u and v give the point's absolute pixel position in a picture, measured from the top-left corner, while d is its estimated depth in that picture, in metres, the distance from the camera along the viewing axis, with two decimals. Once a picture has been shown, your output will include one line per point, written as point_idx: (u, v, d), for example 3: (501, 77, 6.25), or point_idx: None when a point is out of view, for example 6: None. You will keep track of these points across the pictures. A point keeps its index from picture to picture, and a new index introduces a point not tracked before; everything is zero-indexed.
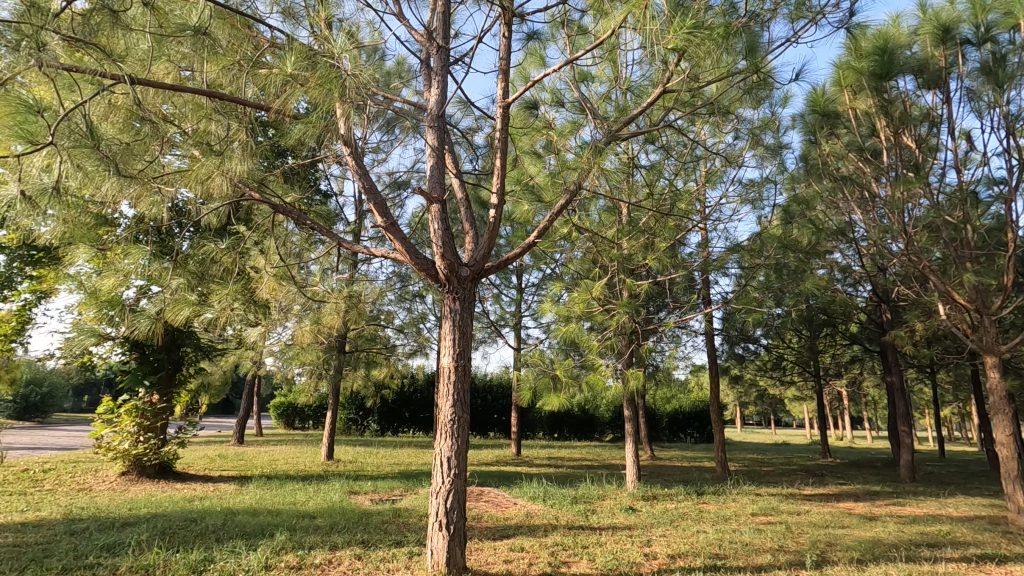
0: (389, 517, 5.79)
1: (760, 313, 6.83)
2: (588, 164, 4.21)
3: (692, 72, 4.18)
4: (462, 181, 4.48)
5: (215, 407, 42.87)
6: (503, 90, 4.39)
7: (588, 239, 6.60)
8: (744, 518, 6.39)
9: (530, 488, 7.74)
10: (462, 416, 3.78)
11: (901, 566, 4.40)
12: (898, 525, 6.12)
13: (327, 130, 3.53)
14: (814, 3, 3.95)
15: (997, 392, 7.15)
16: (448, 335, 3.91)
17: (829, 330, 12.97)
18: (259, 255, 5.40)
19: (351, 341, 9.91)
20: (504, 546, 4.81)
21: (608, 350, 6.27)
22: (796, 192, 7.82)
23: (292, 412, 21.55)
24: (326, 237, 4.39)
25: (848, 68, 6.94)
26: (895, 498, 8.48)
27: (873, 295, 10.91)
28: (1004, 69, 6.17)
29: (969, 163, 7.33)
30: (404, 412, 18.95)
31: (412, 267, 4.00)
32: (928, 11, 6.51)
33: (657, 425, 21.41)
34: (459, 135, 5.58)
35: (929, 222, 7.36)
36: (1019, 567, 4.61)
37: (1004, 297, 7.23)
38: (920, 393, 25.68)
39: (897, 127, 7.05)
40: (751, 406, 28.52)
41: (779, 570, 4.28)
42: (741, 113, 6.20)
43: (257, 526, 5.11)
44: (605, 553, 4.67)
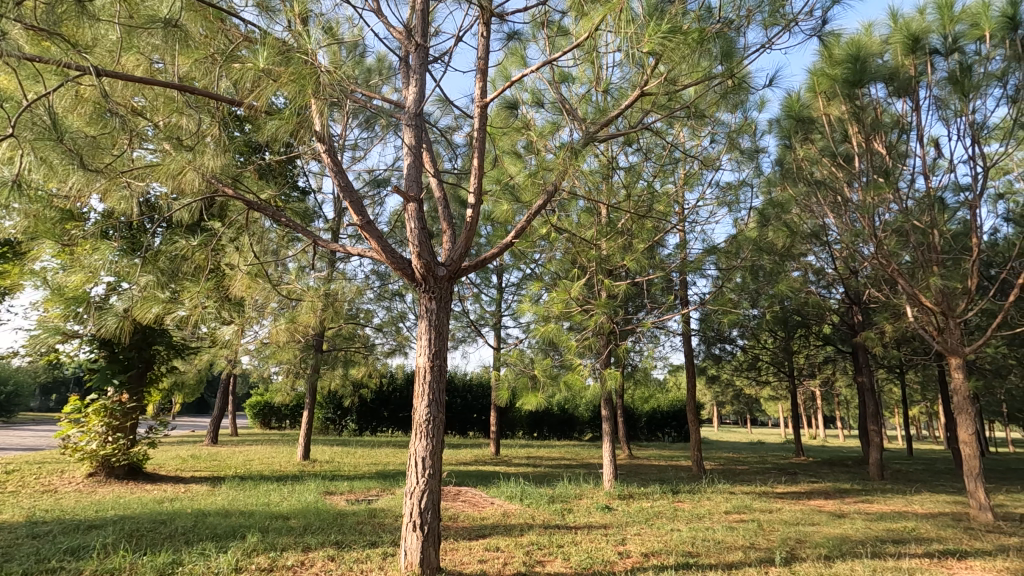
0: (364, 517, 5.75)
1: (735, 314, 6.94)
2: (566, 165, 4.23)
3: (669, 76, 4.22)
4: (440, 180, 4.46)
5: (189, 407, 42.06)
6: (481, 90, 4.39)
7: (567, 239, 6.63)
8: (718, 516, 6.48)
9: (508, 487, 7.74)
10: (437, 416, 3.76)
11: (866, 562, 4.50)
12: (865, 522, 6.28)
13: (302, 126, 3.50)
14: (787, 11, 4.03)
15: (961, 392, 7.37)
16: (424, 335, 3.89)
17: (803, 331, 13.24)
18: (235, 251, 5.29)
19: (329, 339, 9.81)
20: (480, 546, 4.81)
21: (586, 350, 6.30)
22: (772, 196, 7.95)
23: (269, 412, 21.26)
24: (300, 235, 4.33)
25: (822, 75, 7.09)
26: (864, 496, 8.69)
27: (845, 297, 11.16)
28: (969, 79, 6.36)
29: (937, 170, 7.54)
30: (383, 412, 18.83)
31: (389, 267, 3.97)
32: (899, 21, 6.67)
33: (636, 424, 21.60)
34: (438, 134, 5.58)
35: (898, 226, 7.55)
36: (979, 562, 4.76)
37: (968, 300, 7.46)
38: (890, 393, 26.39)
39: (868, 133, 7.22)
40: (728, 405, 28.97)
41: (749, 568, 4.34)
42: (718, 117, 6.28)
43: (228, 528, 5.02)
44: (580, 552, 4.69)
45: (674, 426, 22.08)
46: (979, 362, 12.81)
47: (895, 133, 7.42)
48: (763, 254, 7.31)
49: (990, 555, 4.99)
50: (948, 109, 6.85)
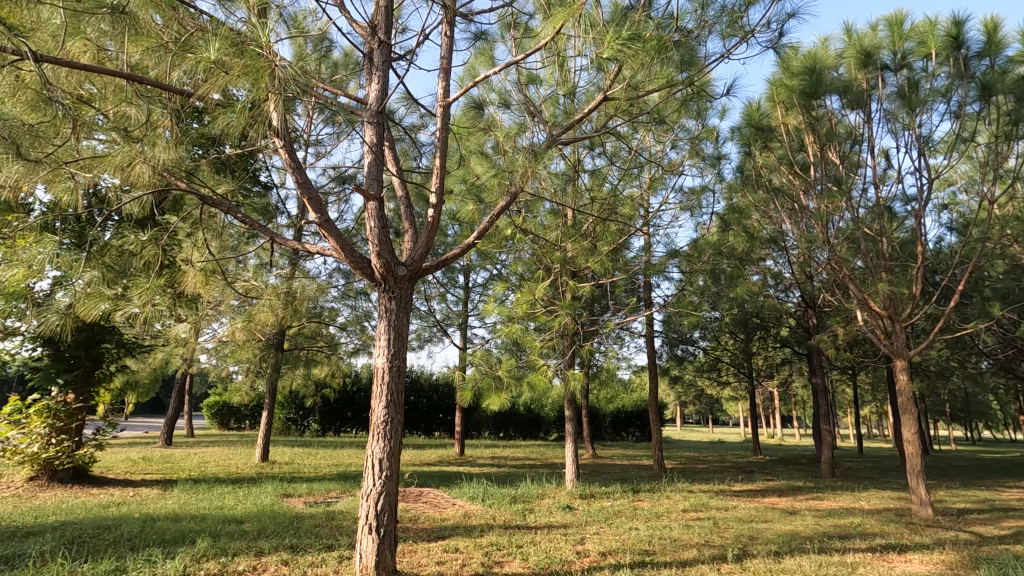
0: (322, 519, 5.65)
1: (695, 316, 7.12)
2: (528, 167, 4.24)
3: (633, 82, 4.30)
4: (403, 179, 4.40)
5: (144, 406, 40.51)
6: (444, 89, 4.35)
7: (533, 241, 6.64)
8: (676, 515, 6.60)
9: (470, 488, 7.73)
10: (395, 417, 3.71)
11: (813, 558, 4.67)
12: (815, 518, 6.51)
13: (254, 122, 3.43)
14: (746, 23, 4.14)
15: (905, 393, 7.72)
16: (383, 335, 3.83)
17: (762, 333, 13.63)
18: (194, 246, 5.12)
19: (290, 338, 9.58)
20: (439, 547, 4.78)
21: (550, 350, 6.33)
22: (732, 201, 8.16)
23: (227, 412, 20.67)
24: (258, 232, 4.18)
25: (780, 85, 7.33)
26: (815, 493, 9.02)
27: (801, 301, 11.50)
28: (917, 95, 6.66)
29: (887, 180, 7.87)
30: (347, 412, 18.52)
31: (348, 265, 3.91)
32: (852, 36, 6.92)
33: (601, 424, 21.84)
34: (402, 132, 5.55)
35: (850, 233, 7.85)
36: (917, 555, 4.99)
37: (913, 305, 7.81)
38: (843, 394, 27.42)
39: (823, 143, 7.50)
40: (690, 405, 29.62)
41: (702, 565, 4.45)
42: (681, 123, 6.41)
43: (177, 532, 4.86)
44: (538, 552, 4.72)
45: (637, 426, 22.44)
46: (924, 364, 13.43)
47: (849, 144, 7.70)
48: (723, 258, 7.50)
49: (927, 548, 5.24)
50: (897, 122, 7.14)
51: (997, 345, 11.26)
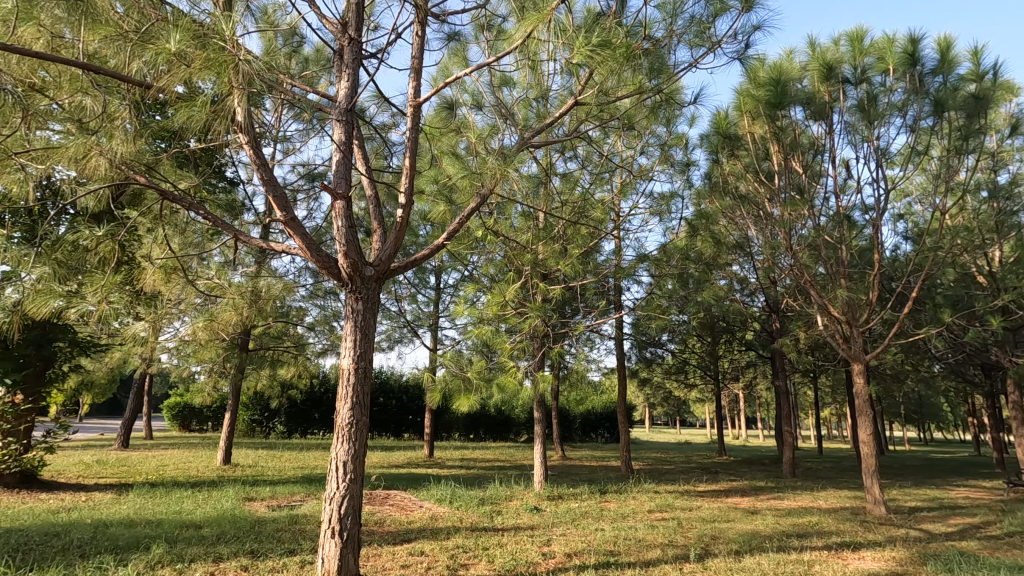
0: (284, 524, 5.55)
1: (664, 320, 7.33)
2: (498, 169, 4.25)
3: (604, 88, 4.37)
4: (372, 178, 4.34)
5: (101, 407, 39.06)
6: (414, 90, 4.30)
7: (504, 244, 6.64)
8: (641, 515, 6.70)
9: (438, 490, 7.68)
10: (360, 420, 3.65)
11: (772, 557, 4.79)
12: (775, 518, 6.69)
13: (216, 117, 3.35)
14: (713, 34, 4.24)
15: (862, 396, 7.99)
16: (349, 336, 3.78)
17: (727, 337, 13.93)
18: (155, 243, 4.96)
19: (255, 338, 9.35)
20: (404, 550, 4.74)
21: (520, 352, 6.34)
22: (701, 207, 8.31)
23: (188, 413, 20.05)
24: (222, 230, 4.04)
25: (747, 95, 7.52)
26: (776, 493, 9.26)
27: (766, 305, 11.79)
28: (875, 109, 6.92)
29: (847, 190, 8.14)
30: (314, 413, 18.17)
31: (314, 265, 3.83)
32: (816, 49, 7.14)
33: (571, 426, 21.98)
34: (373, 131, 5.50)
35: (812, 240, 8.11)
36: (870, 552, 5.17)
37: (869, 311, 8.09)
38: (805, 396, 28.23)
39: (786, 152, 7.72)
40: (659, 407, 30.05)
41: (665, 565, 4.52)
42: (652, 129, 6.51)
43: (131, 538, 4.70)
44: (504, 554, 4.72)
45: (607, 427, 22.68)
46: (881, 368, 13.92)
47: (811, 154, 7.94)
48: (691, 263, 7.64)
49: (879, 545, 5.44)
50: (857, 134, 7.39)
51: (948, 349, 11.75)
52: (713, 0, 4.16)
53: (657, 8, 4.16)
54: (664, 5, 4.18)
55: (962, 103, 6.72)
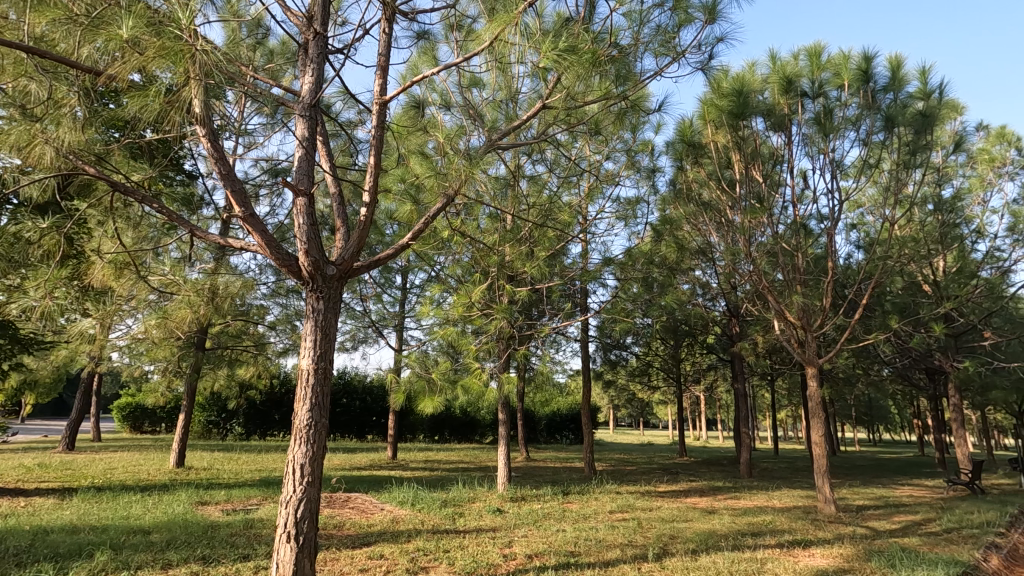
0: (239, 528, 5.39)
1: (627, 323, 7.43)
2: (465, 171, 4.25)
3: (571, 92, 4.40)
4: (336, 176, 4.25)
5: (45, 408, 37.23)
6: (381, 87, 4.22)
7: (471, 245, 6.63)
8: (602, 516, 6.77)
9: (400, 492, 7.59)
10: (318, 422, 3.57)
11: (727, 555, 4.91)
12: (731, 517, 6.86)
13: (169, 108, 3.24)
14: (678, 44, 4.32)
15: (814, 398, 8.28)
16: (309, 335, 3.69)
17: (690, 340, 14.23)
18: (105, 236, 4.76)
19: (212, 337, 9.05)
20: (363, 554, 4.67)
21: (485, 354, 6.33)
22: (665, 213, 8.46)
23: (140, 414, 19.28)
24: (177, 224, 3.76)
25: (711, 105, 7.71)
26: (733, 492, 9.49)
27: (726, 310, 12.08)
28: (830, 122, 7.20)
29: (804, 200, 8.43)
30: (275, 414, 17.73)
31: (273, 263, 3.73)
32: (777, 62, 7.36)
33: (536, 427, 22.05)
34: (339, 127, 5.42)
35: (770, 247, 8.37)
36: (819, 550, 5.36)
37: (823, 317, 8.39)
38: (762, 398, 29.11)
39: (748, 161, 7.96)
40: (623, 408, 30.44)
41: (624, 565, 4.59)
42: (619, 135, 6.60)
43: (72, 545, 4.49)
44: (465, 556, 4.70)
45: (571, 429, 22.88)
46: (834, 371, 14.45)
47: (771, 164, 8.21)
48: (655, 267, 7.78)
49: (828, 543, 5.65)
50: (814, 146, 7.66)
51: (895, 354, 12.30)
52: (678, 10, 4.24)
53: (623, 16, 4.21)
54: (631, 13, 4.24)
55: (911, 119, 7.05)
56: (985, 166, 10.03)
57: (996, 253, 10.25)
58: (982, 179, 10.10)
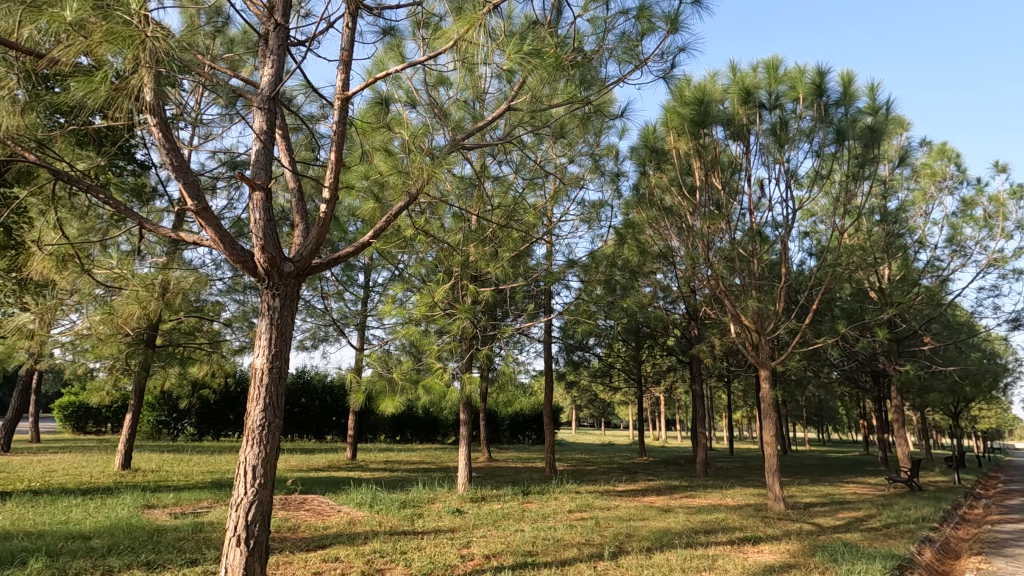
0: (187, 532, 5.21)
1: (589, 324, 7.52)
2: (429, 169, 4.24)
3: (537, 95, 4.44)
4: (295, 170, 4.15)
5: None
6: (344, 82, 4.15)
7: (435, 244, 6.59)
8: (561, 515, 6.83)
9: (358, 493, 7.48)
10: (273, 422, 3.48)
11: (680, 552, 5.05)
12: (686, 515, 7.03)
13: (117, 96, 3.10)
14: (641, 51, 4.41)
15: (767, 400, 8.56)
16: (264, 334, 3.58)
17: (650, 342, 14.53)
18: (47, 226, 4.53)
19: (163, 333, 8.70)
20: (318, 557, 4.58)
21: (447, 353, 6.30)
22: (629, 216, 8.60)
23: (84, 413, 18.37)
24: (126, 217, 3.55)
25: (673, 112, 7.89)
26: (689, 491, 9.73)
27: (686, 313, 12.37)
28: (785, 134, 7.48)
29: (760, 207, 8.70)
30: (229, 414, 17.23)
31: (227, 259, 3.62)
32: (737, 74, 7.57)
33: (498, 427, 22.08)
34: (300, 121, 5.32)
35: (728, 253, 8.63)
36: (767, 546, 5.56)
37: (776, 321, 8.70)
38: (719, 399, 29.97)
39: (708, 168, 8.17)
40: (585, 409, 30.79)
41: (580, 563, 4.65)
42: (585, 139, 6.69)
43: (3, 553, 4.25)
44: (422, 557, 4.68)
45: (533, 429, 23.05)
46: (786, 373, 15.00)
47: (730, 172, 8.47)
48: (617, 270, 7.89)
49: (776, 539, 5.86)
50: (770, 155, 7.93)
51: (843, 357, 12.84)
52: (642, 19, 4.32)
53: (588, 21, 4.28)
54: (596, 19, 4.31)
55: (860, 133, 7.37)
56: (927, 180, 10.60)
57: (935, 262, 10.84)
58: (924, 192, 10.67)
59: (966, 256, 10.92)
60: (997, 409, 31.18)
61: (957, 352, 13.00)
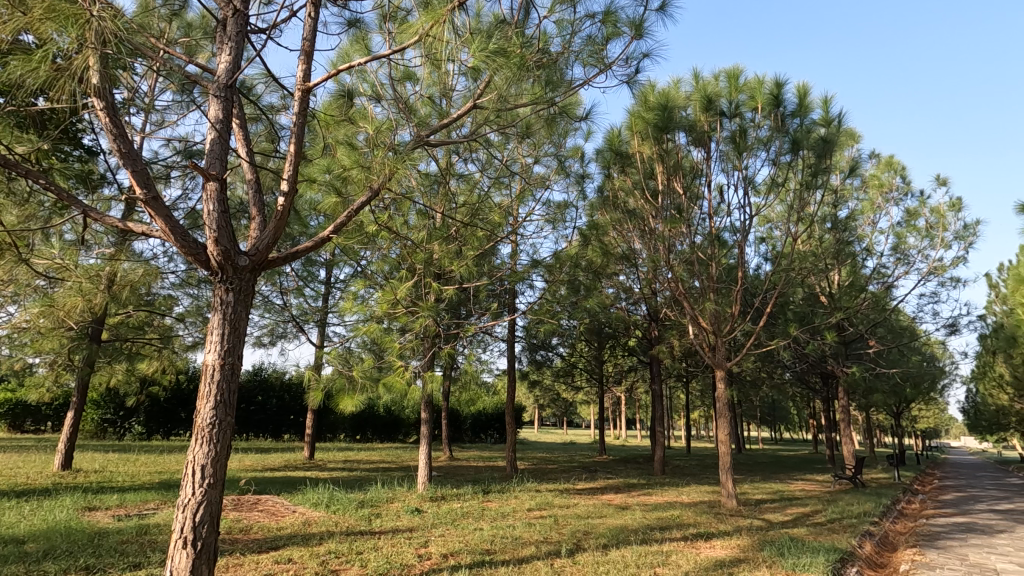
0: (130, 535, 5.00)
1: (552, 324, 7.57)
2: (392, 164, 4.19)
3: (503, 94, 4.43)
4: (253, 162, 4.02)
5: None
6: (305, 73, 4.05)
7: (398, 241, 6.49)
8: (520, 514, 6.86)
9: (315, 493, 7.32)
10: (224, 420, 3.37)
11: (635, 549, 5.13)
12: (642, 512, 7.17)
13: (59, 76, 2.96)
14: (606, 55, 4.46)
15: (722, 400, 8.80)
16: (216, 329, 3.46)
17: (612, 342, 14.74)
18: None
19: (109, 328, 8.32)
20: (270, 559, 4.47)
21: (409, 352, 6.23)
22: (593, 218, 8.71)
23: (21, 411, 17.39)
24: (69, 204, 3.34)
25: (637, 117, 8.02)
26: (646, 489, 9.92)
27: (647, 314, 12.60)
28: (743, 142, 7.70)
29: (720, 213, 8.94)
30: (181, 413, 16.61)
31: (178, 252, 3.48)
32: (699, 81, 7.75)
33: (461, 426, 22.04)
34: (261, 112, 5.20)
35: (688, 256, 8.82)
36: (719, 541, 5.72)
37: (732, 323, 8.95)
38: (677, 399, 30.69)
39: (670, 173, 8.33)
40: (547, 408, 30.98)
41: (537, 561, 4.67)
42: (551, 140, 6.73)
43: None
44: (379, 557, 4.63)
45: (496, 428, 23.08)
46: (742, 374, 15.47)
47: (691, 177, 8.65)
48: (580, 271, 7.97)
49: (727, 535, 6.04)
50: (729, 162, 8.16)
51: (795, 359, 13.32)
52: (607, 23, 4.36)
53: (554, 23, 4.30)
54: (563, 21, 4.33)
55: (814, 144, 7.66)
56: (875, 191, 11.11)
57: (882, 269, 11.36)
58: (872, 203, 11.17)
59: (910, 264, 11.49)
60: (934, 409, 33.00)
61: (899, 355, 13.69)
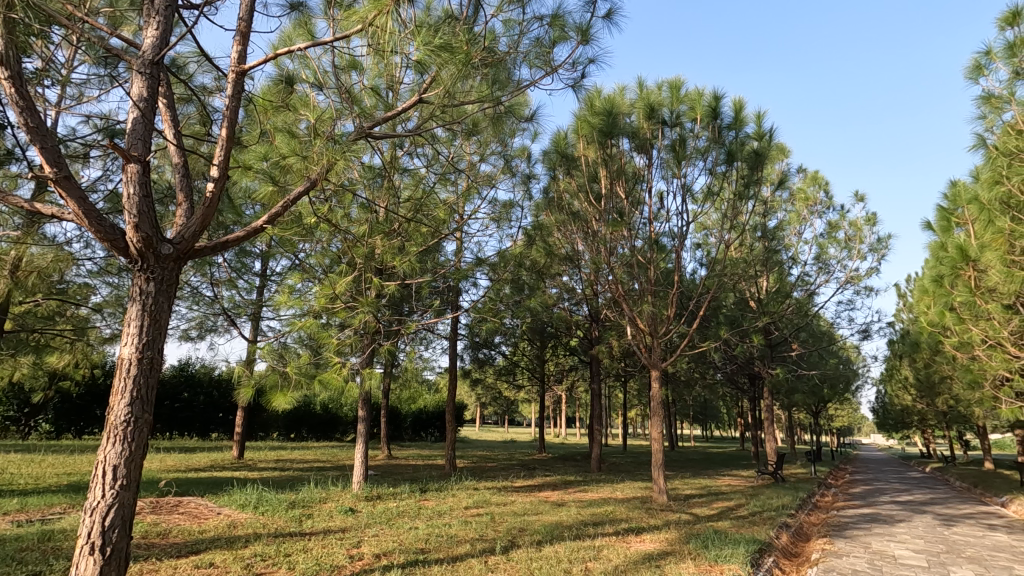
0: (31, 542, 4.61)
1: (494, 322, 7.56)
2: (332, 155, 4.10)
3: (449, 89, 4.39)
4: (181, 145, 3.80)
5: None
6: (240, 54, 3.86)
7: (338, 234, 6.28)
8: (456, 512, 6.84)
9: (243, 494, 7.00)
10: (140, 417, 3.17)
11: (568, 544, 5.24)
12: (578, 509, 7.33)
13: None
14: (552, 59, 4.52)
15: (657, 398, 9.09)
16: (134, 321, 3.24)
17: (554, 342, 14.95)
18: None
19: (14, 318, 7.62)
20: (189, 564, 4.24)
21: (345, 348, 6.05)
22: (538, 218, 8.81)
23: None
24: None
25: (583, 120, 8.17)
26: (583, 486, 10.12)
27: (588, 315, 12.84)
28: (682, 150, 7.99)
29: (659, 218, 9.23)
30: (95, 410, 15.50)
31: (92, 236, 3.24)
32: (643, 89, 7.97)
33: (400, 425, 21.72)
34: (192, 92, 4.92)
35: (628, 259, 9.07)
36: (649, 535, 5.92)
37: (668, 324, 9.27)
38: (615, 398, 31.54)
39: (613, 177, 8.52)
40: (489, 407, 31.00)
41: (471, 559, 4.68)
42: (498, 139, 6.72)
43: None
44: (308, 559, 4.49)
45: (436, 426, 22.93)
46: (676, 374, 16.06)
47: (633, 182, 8.88)
48: (523, 270, 8.04)
49: (656, 529, 6.25)
50: (669, 170, 8.43)
51: (726, 361, 13.96)
52: (555, 27, 4.42)
53: (502, 23, 4.32)
54: (510, 21, 4.35)
55: (747, 156, 8.07)
56: (801, 204, 11.82)
57: (805, 277, 12.10)
58: (798, 214, 11.88)
59: (829, 273, 12.29)
60: (847, 409, 35.50)
61: (818, 357, 14.63)
